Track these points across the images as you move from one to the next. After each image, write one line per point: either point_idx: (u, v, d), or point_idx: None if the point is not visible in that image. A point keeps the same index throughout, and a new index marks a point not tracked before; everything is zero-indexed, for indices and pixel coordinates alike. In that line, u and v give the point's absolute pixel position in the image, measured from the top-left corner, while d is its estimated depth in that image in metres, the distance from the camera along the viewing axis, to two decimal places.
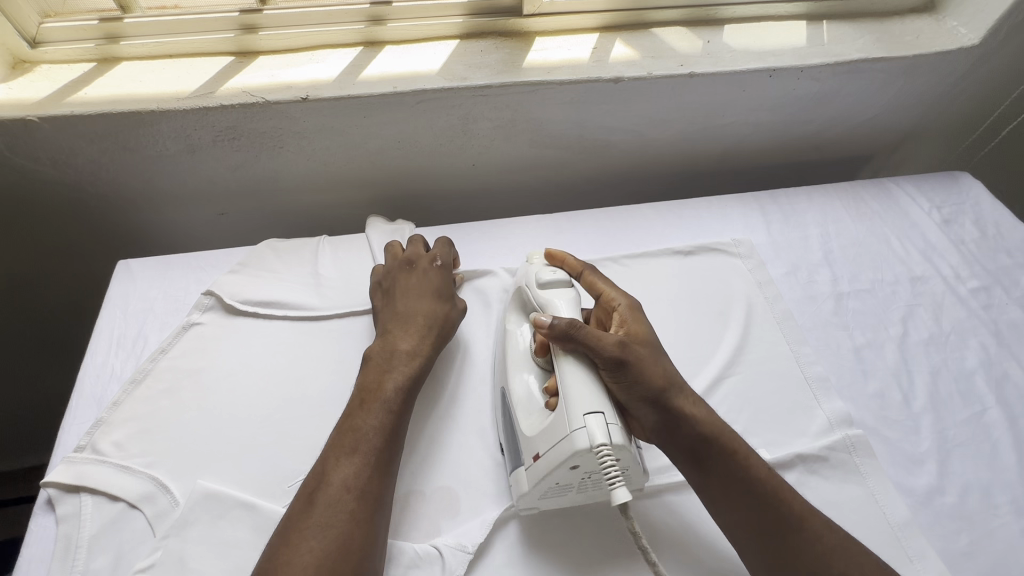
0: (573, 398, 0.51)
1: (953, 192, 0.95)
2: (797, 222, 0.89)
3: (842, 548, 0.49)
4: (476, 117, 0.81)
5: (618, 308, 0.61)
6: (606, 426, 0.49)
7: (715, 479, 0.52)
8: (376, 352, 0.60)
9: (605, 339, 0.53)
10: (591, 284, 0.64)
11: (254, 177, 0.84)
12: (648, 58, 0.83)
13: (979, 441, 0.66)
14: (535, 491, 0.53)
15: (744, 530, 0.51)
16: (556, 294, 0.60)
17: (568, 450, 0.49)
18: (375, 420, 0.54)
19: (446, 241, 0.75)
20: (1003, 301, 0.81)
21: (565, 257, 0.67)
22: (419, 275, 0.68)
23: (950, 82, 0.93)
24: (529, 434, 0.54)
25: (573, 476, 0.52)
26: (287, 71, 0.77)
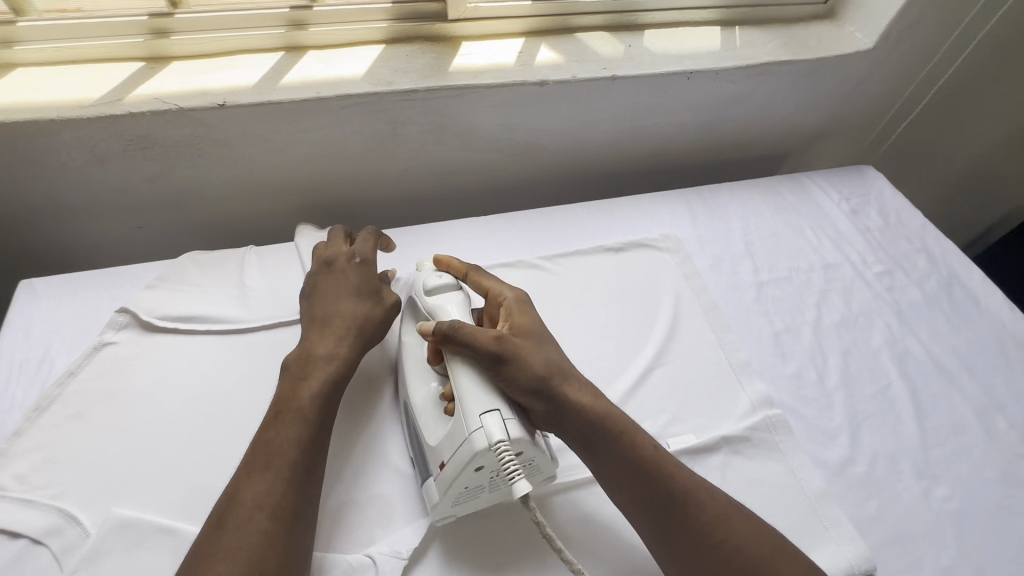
0: (467, 400, 0.51)
1: (859, 185, 1.02)
2: (721, 217, 0.93)
3: (728, 523, 0.51)
4: (405, 121, 0.81)
5: (505, 300, 0.62)
6: (503, 422, 0.50)
7: (607, 461, 0.53)
8: (292, 360, 0.58)
9: (483, 335, 0.54)
10: (477, 283, 0.64)
11: (172, 187, 0.80)
12: (572, 62, 0.85)
13: (884, 412, 0.72)
14: (446, 498, 0.53)
15: (636, 509, 0.52)
16: (443, 297, 0.62)
17: (469, 452, 0.49)
18: (291, 432, 0.52)
19: (372, 230, 0.72)
20: (903, 283, 0.88)
21: (449, 261, 0.67)
22: (339, 274, 0.66)
23: (851, 83, 1.01)
24: (432, 442, 0.54)
25: (480, 477, 0.52)
26: (203, 77, 0.74)
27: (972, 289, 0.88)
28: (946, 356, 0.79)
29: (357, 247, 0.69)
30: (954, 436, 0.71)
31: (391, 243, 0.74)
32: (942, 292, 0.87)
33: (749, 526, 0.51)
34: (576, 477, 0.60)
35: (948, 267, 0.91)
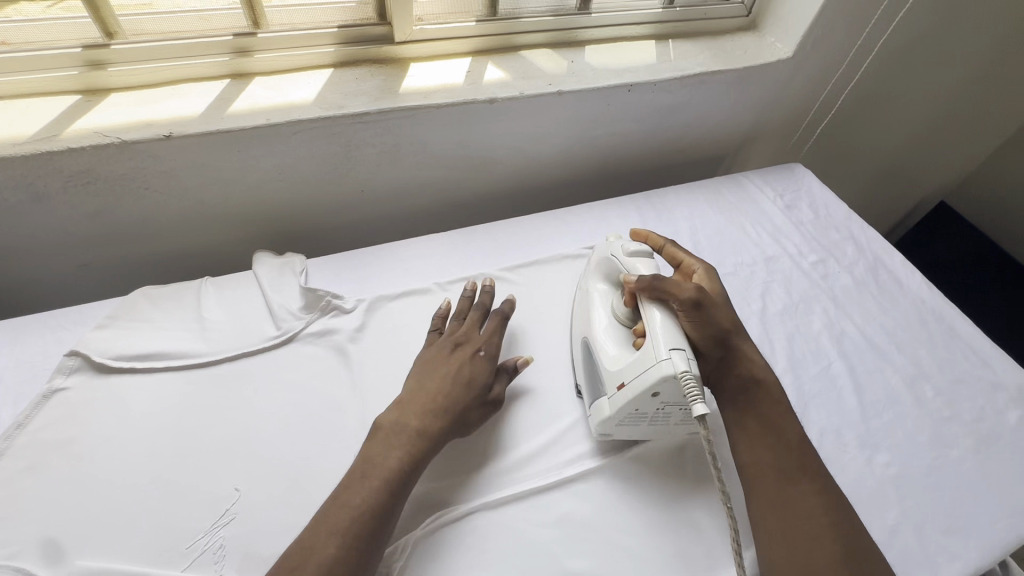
0: (660, 334, 0.58)
1: (791, 181, 1.10)
2: (669, 219, 0.98)
3: (835, 509, 0.54)
4: (359, 143, 0.82)
5: (697, 271, 0.71)
6: (688, 360, 0.55)
7: (752, 422, 0.59)
8: (387, 423, 0.59)
9: (683, 287, 0.61)
10: (672, 255, 0.74)
11: (119, 221, 0.78)
12: (518, 79, 0.88)
13: (828, 390, 0.78)
14: (617, 414, 0.60)
15: (763, 468, 0.56)
16: (637, 260, 0.69)
17: (654, 376, 0.56)
18: (373, 496, 0.53)
19: (503, 316, 0.73)
20: (836, 270, 0.95)
21: (648, 234, 0.78)
22: (459, 360, 0.65)
23: (776, 88, 1.09)
24: (613, 367, 0.62)
25: (651, 404, 0.58)
26: (146, 108, 0.73)
27: (895, 272, 0.96)
28: (877, 334, 0.87)
29: (487, 339, 0.69)
30: (889, 406, 0.78)
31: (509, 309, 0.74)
32: (869, 275, 0.95)
33: (851, 524, 0.53)
34: (549, 481, 0.63)
35: (873, 253, 0.99)
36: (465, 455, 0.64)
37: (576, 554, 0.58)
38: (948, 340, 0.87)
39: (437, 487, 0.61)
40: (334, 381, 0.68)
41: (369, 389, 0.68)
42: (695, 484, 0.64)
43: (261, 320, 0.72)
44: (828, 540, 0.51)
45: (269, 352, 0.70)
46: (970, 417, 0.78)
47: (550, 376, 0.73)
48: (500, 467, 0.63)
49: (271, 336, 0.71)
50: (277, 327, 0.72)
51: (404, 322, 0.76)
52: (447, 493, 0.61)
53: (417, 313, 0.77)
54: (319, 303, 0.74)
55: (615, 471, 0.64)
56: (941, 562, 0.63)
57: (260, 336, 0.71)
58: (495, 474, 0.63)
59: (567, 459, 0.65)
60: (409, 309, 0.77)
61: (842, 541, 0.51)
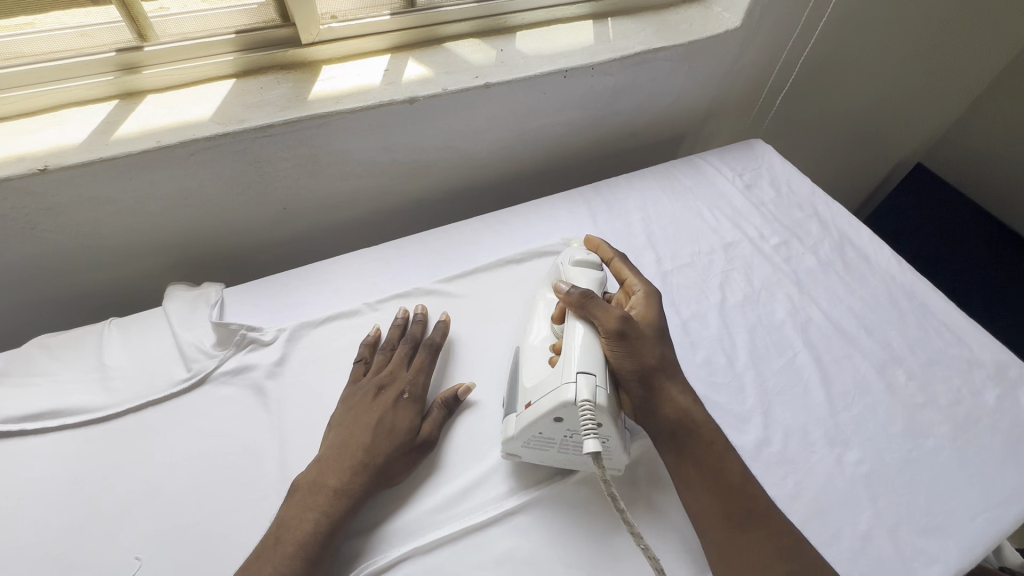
0: (574, 353, 0.54)
1: (751, 159, 1.04)
2: (620, 210, 0.92)
3: (790, 554, 0.50)
4: (268, 159, 0.75)
5: (636, 294, 0.64)
6: (594, 388, 0.52)
7: (691, 468, 0.55)
8: (304, 482, 0.55)
9: (609, 315, 0.56)
10: (618, 270, 0.69)
11: (12, 264, 0.72)
12: (441, 74, 0.81)
13: (793, 385, 0.73)
14: (520, 436, 0.56)
15: (710, 518, 0.53)
16: (581, 273, 0.65)
17: (556, 399, 0.52)
18: (285, 568, 0.49)
19: (433, 348, 0.67)
20: (799, 251, 0.90)
21: (599, 244, 0.73)
22: (383, 404, 0.60)
23: (728, 61, 1.02)
24: (528, 382, 0.58)
25: (555, 430, 0.54)
26: (22, 140, 0.66)
27: (861, 248, 0.91)
28: (844, 317, 0.81)
29: (414, 376, 0.63)
30: (859, 396, 0.72)
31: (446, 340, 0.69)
32: (835, 255, 0.90)
33: (808, 569, 0.49)
34: (488, 515, 0.57)
35: (839, 229, 0.93)
36: (396, 495, 0.58)
37: None
38: (920, 319, 0.82)
39: (361, 534, 0.55)
40: (251, 423, 0.63)
41: (289, 429, 0.62)
42: (644, 505, 0.59)
43: (170, 361, 0.67)
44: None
45: (178, 397, 0.64)
46: (945, 402, 0.72)
47: (491, 396, 0.67)
48: (433, 505, 0.58)
49: (180, 379, 0.65)
50: (187, 368, 0.66)
51: (326, 351, 0.69)
52: (371, 541, 0.55)
53: (345, 338, 0.71)
54: (233, 337, 0.68)
55: (560, 498, 0.59)
56: (917, 567, 0.59)
57: (168, 380, 0.65)
58: (427, 514, 0.57)
59: (508, 488, 0.59)
60: (332, 337, 0.71)
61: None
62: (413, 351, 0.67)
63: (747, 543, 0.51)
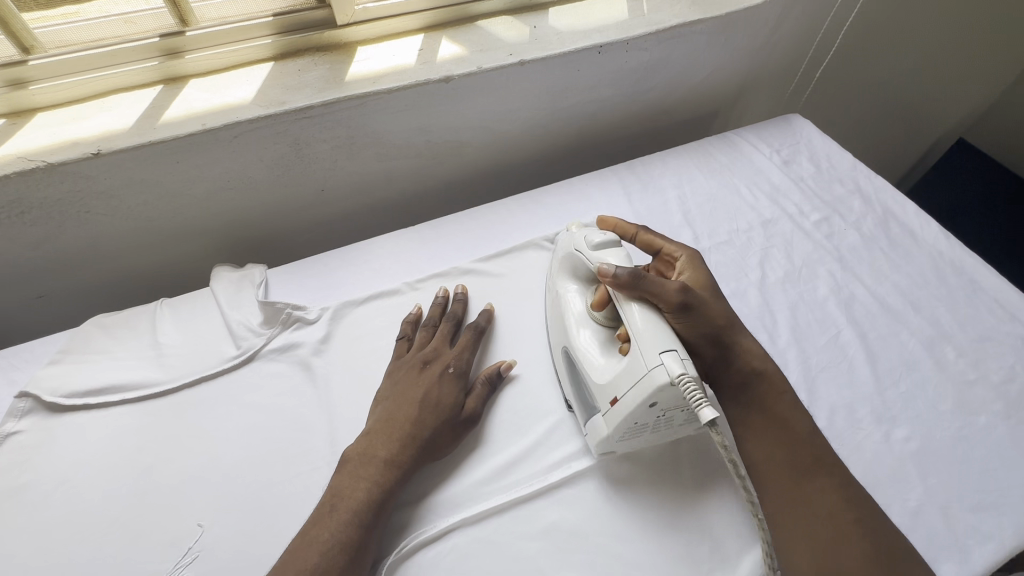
0: (650, 337, 0.51)
1: (788, 134, 1.02)
2: (655, 189, 0.91)
3: (856, 504, 0.50)
4: (308, 140, 0.76)
5: (679, 260, 0.65)
6: (683, 361, 0.49)
7: (759, 418, 0.55)
8: (355, 455, 0.56)
9: (668, 289, 0.55)
10: (647, 243, 0.67)
11: (67, 247, 0.74)
12: (475, 53, 0.81)
13: (837, 362, 0.72)
14: (615, 432, 0.54)
15: (778, 465, 0.52)
16: (607, 252, 0.61)
17: (649, 386, 0.49)
18: (343, 531, 0.50)
19: (478, 330, 0.68)
20: (841, 227, 0.87)
21: (616, 222, 0.70)
22: (429, 378, 0.61)
23: (765, 33, 0.99)
24: (599, 379, 0.56)
25: (651, 415, 0.52)
26: (74, 126, 0.68)
27: (907, 223, 0.88)
28: (890, 294, 0.79)
29: (456, 354, 0.64)
30: (907, 373, 0.71)
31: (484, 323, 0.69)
32: (880, 230, 0.87)
33: (877, 519, 0.49)
34: (536, 487, 0.58)
35: (883, 205, 0.91)
36: (443, 467, 0.59)
37: (563, 565, 0.53)
38: (970, 295, 0.79)
39: (410, 505, 0.57)
40: (299, 399, 0.64)
41: (336, 404, 0.64)
42: (692, 476, 0.59)
43: (220, 340, 0.68)
44: (855, 538, 0.48)
45: (228, 374, 0.66)
46: (998, 378, 0.71)
47: (531, 373, 0.68)
48: (482, 475, 0.59)
49: (231, 357, 0.67)
50: (236, 346, 0.68)
51: (369, 329, 0.71)
52: (421, 510, 0.56)
53: (386, 317, 0.72)
54: (279, 316, 0.69)
55: (605, 471, 0.59)
56: (970, 544, 0.58)
57: (219, 357, 0.67)
58: (476, 485, 0.58)
59: (552, 462, 0.60)
60: (374, 316, 0.72)
61: (868, 539, 0.48)
62: (449, 332, 0.67)
63: (813, 493, 0.50)
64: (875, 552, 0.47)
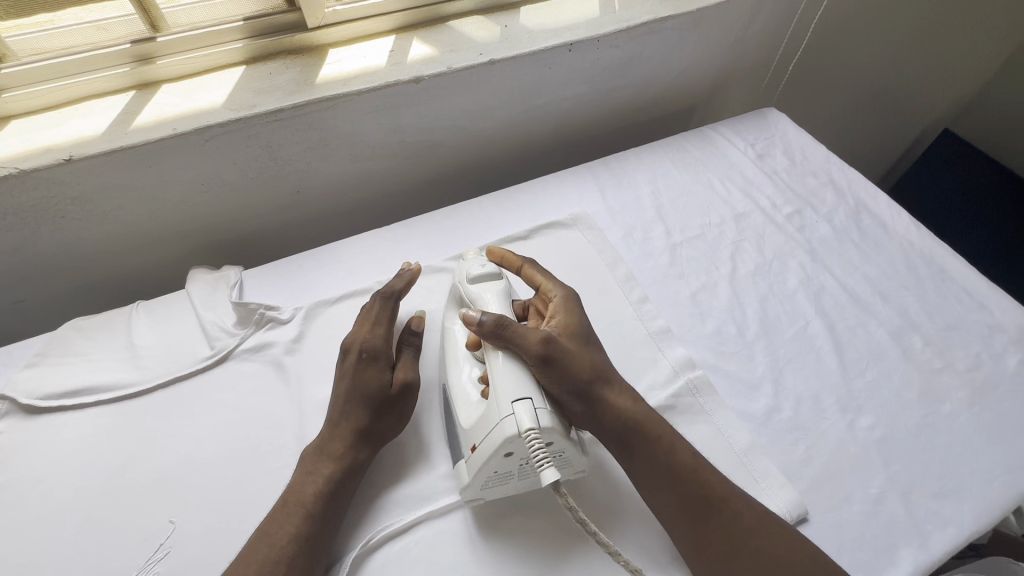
0: (503, 383, 0.52)
1: (764, 129, 1.02)
2: (629, 184, 0.92)
3: (754, 529, 0.52)
4: (279, 142, 0.77)
5: (554, 301, 0.62)
6: (535, 411, 0.50)
7: (645, 467, 0.54)
8: (306, 451, 0.57)
9: (530, 340, 0.54)
10: (529, 277, 0.66)
11: (45, 252, 0.75)
12: (446, 53, 0.82)
13: (805, 353, 0.72)
14: (475, 479, 0.53)
15: (673, 510, 0.53)
16: (483, 287, 0.63)
17: (501, 437, 0.50)
18: (294, 526, 0.51)
19: (393, 296, 0.66)
20: (813, 219, 0.88)
21: (503, 253, 0.69)
22: (347, 372, 0.60)
23: (738, 29, 1.00)
24: (466, 424, 0.55)
25: (510, 463, 0.52)
26: (47, 132, 0.69)
27: (878, 215, 0.89)
28: (859, 285, 0.80)
29: (369, 334, 0.62)
30: (874, 362, 0.72)
31: (400, 281, 0.67)
32: (851, 222, 0.88)
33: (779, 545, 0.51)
34: None
35: (855, 197, 0.92)
36: (408, 463, 0.60)
37: (525, 558, 0.54)
38: (939, 284, 0.80)
39: (377, 499, 0.58)
40: (271, 398, 0.65)
41: (307, 402, 0.65)
42: None
43: (195, 341, 0.70)
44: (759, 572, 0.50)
45: (202, 374, 0.67)
46: (965, 367, 0.71)
47: None
48: (446, 470, 0.60)
49: (204, 357, 0.68)
50: (210, 346, 0.69)
51: (340, 328, 0.72)
52: (386, 505, 0.57)
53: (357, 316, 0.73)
54: (252, 316, 0.71)
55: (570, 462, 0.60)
56: (930, 530, 0.58)
57: (193, 358, 0.68)
58: (442, 480, 0.59)
59: None
60: (345, 315, 0.73)
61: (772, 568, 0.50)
62: (365, 311, 0.65)
63: (714, 532, 0.52)
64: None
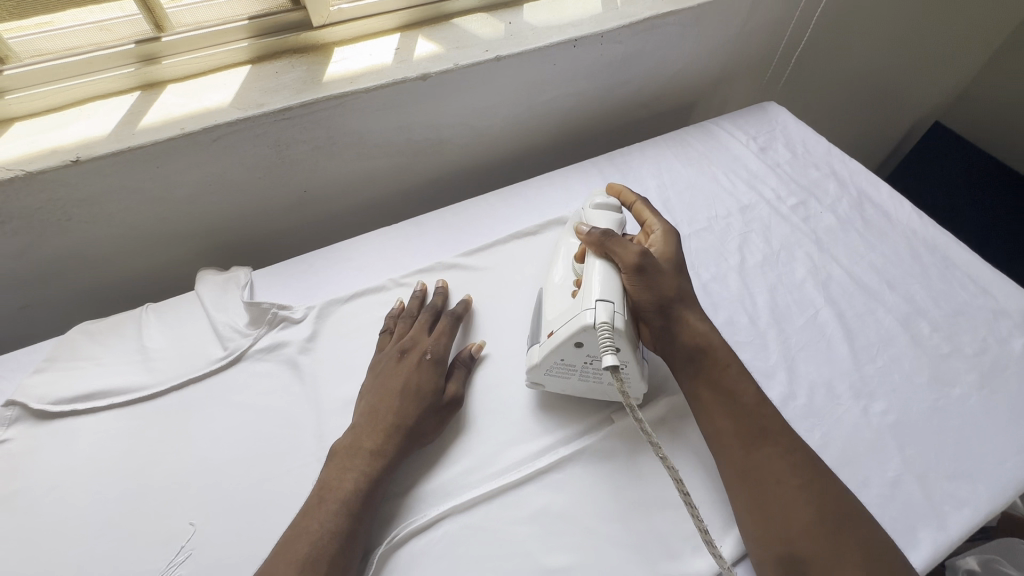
0: (595, 285, 0.57)
1: (764, 122, 1.03)
2: (635, 179, 0.92)
3: (804, 468, 0.51)
4: (287, 141, 0.76)
5: (656, 232, 0.66)
6: (613, 313, 0.54)
7: (705, 391, 0.57)
8: (342, 446, 0.57)
9: (628, 251, 0.59)
10: (638, 213, 0.70)
11: (50, 256, 0.74)
12: (451, 50, 0.82)
13: (816, 341, 0.73)
14: (545, 361, 0.59)
15: (727, 437, 0.54)
16: (601, 214, 0.69)
17: (576, 324, 0.55)
18: (332, 522, 0.51)
19: (455, 316, 0.69)
20: (817, 210, 0.89)
21: (622, 189, 0.74)
22: (409, 369, 0.62)
23: (737, 25, 1.01)
24: (551, 314, 0.61)
25: (577, 356, 0.57)
26: (52, 134, 0.68)
27: (881, 205, 0.90)
28: (866, 274, 0.81)
29: (433, 341, 0.65)
30: (884, 349, 0.73)
31: (465, 304, 0.71)
32: (854, 212, 0.89)
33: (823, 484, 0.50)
34: (524, 472, 0.59)
35: (857, 187, 0.93)
36: (429, 459, 0.60)
37: (552, 550, 0.54)
38: (943, 271, 0.81)
39: (399, 496, 0.58)
40: (288, 398, 0.65)
41: (324, 401, 0.64)
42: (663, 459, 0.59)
43: (207, 342, 0.69)
44: (800, 503, 0.49)
45: (215, 376, 0.67)
46: (972, 351, 0.73)
47: (515, 362, 0.68)
48: (467, 464, 0.60)
49: (218, 358, 0.67)
50: (223, 347, 0.68)
51: (354, 327, 0.71)
52: (409, 501, 0.57)
53: (369, 314, 0.73)
54: (265, 316, 0.70)
55: (592, 452, 0.60)
56: (947, 511, 0.59)
57: (206, 359, 0.67)
58: (462, 475, 0.59)
59: (538, 449, 0.61)
60: (358, 314, 0.73)
61: (814, 504, 0.49)
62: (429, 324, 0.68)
63: (762, 460, 0.52)
64: (820, 516, 0.49)
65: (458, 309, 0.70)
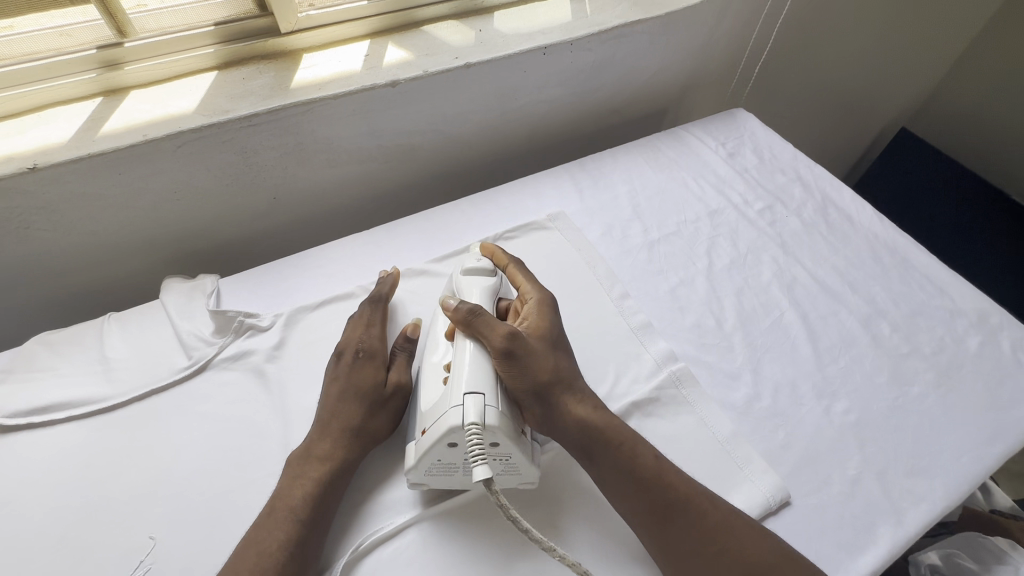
0: (463, 374, 0.53)
1: (733, 128, 1.06)
2: (606, 185, 0.93)
3: (716, 530, 0.52)
4: (255, 148, 0.76)
5: (529, 300, 0.64)
6: (483, 407, 0.51)
7: (609, 471, 0.54)
8: (293, 456, 0.57)
9: (496, 332, 0.55)
10: (512, 276, 0.68)
11: (8, 264, 0.73)
12: (422, 57, 0.82)
13: (781, 342, 0.75)
14: (421, 464, 0.53)
15: (639, 516, 0.53)
16: (471, 281, 0.66)
17: (445, 426, 0.51)
18: (282, 532, 0.50)
19: (381, 299, 0.69)
20: (784, 214, 0.91)
21: (493, 250, 0.71)
22: (344, 370, 0.61)
23: (705, 33, 1.03)
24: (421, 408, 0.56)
25: (454, 455, 0.52)
26: (9, 140, 0.67)
27: (845, 209, 0.93)
28: (830, 276, 0.83)
29: (364, 335, 0.64)
30: (846, 349, 0.74)
31: (388, 284, 0.71)
32: (819, 216, 0.91)
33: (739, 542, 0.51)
34: None
35: (821, 192, 0.95)
36: (397, 467, 0.60)
37: (516, 556, 0.54)
38: (903, 272, 0.84)
39: (365, 505, 0.57)
40: (253, 407, 0.64)
41: (290, 409, 0.64)
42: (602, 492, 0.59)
43: (172, 350, 0.68)
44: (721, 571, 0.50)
45: (179, 386, 0.65)
46: (930, 350, 0.75)
47: None
48: None
49: (182, 367, 0.66)
50: (187, 356, 0.67)
51: (321, 335, 0.71)
52: (374, 510, 0.57)
53: (337, 321, 0.72)
54: (231, 325, 0.69)
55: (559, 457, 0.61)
56: (904, 507, 0.61)
57: (170, 368, 0.66)
58: None
59: None
60: (326, 322, 0.72)
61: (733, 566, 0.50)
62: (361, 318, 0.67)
63: (677, 534, 0.52)
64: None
65: (383, 292, 0.70)
